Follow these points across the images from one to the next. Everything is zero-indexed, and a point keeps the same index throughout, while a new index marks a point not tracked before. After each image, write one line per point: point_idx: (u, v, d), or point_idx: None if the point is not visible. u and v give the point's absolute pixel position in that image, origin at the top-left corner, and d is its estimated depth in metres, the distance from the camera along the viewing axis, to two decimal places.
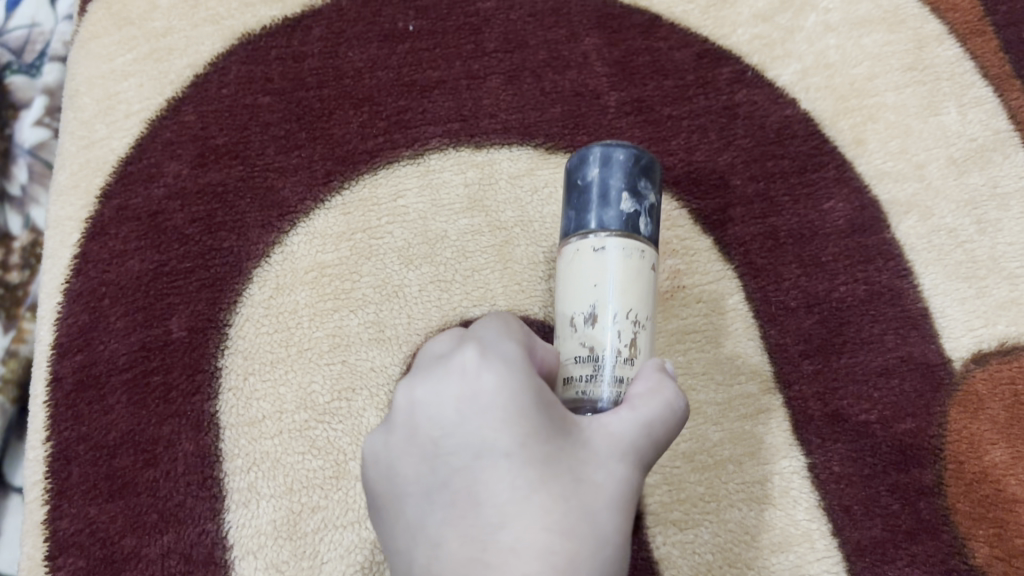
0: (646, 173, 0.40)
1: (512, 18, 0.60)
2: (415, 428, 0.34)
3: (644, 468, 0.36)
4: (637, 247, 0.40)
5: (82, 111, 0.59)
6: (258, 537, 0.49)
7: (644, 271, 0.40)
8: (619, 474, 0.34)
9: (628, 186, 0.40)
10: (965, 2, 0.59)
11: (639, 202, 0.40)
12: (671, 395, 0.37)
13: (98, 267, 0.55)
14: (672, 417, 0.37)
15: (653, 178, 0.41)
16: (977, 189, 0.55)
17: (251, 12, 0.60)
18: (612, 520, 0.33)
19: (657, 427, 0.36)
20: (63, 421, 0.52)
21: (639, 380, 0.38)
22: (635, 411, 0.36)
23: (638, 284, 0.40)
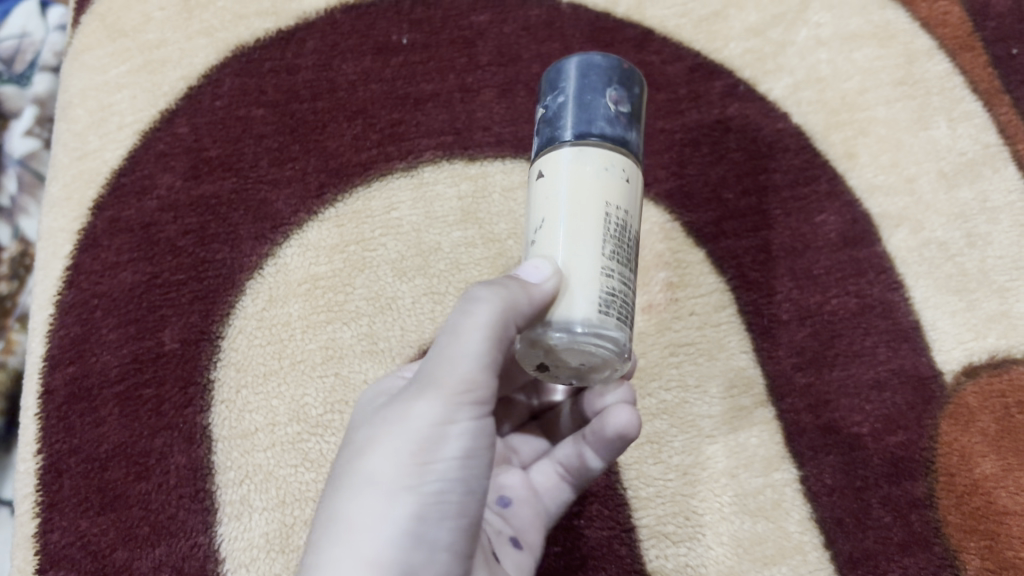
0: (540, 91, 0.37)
1: (505, 32, 0.60)
2: None
3: (429, 385, 0.33)
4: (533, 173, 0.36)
5: (75, 123, 0.59)
6: (250, 550, 0.49)
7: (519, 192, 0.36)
8: (383, 418, 0.34)
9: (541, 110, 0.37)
10: (954, 18, 0.59)
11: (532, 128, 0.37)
12: (469, 300, 0.35)
13: (90, 279, 0.55)
14: (466, 324, 0.34)
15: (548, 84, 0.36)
16: (966, 203, 0.55)
17: (244, 24, 0.61)
18: (370, 461, 0.33)
19: (436, 345, 0.35)
20: (54, 433, 0.52)
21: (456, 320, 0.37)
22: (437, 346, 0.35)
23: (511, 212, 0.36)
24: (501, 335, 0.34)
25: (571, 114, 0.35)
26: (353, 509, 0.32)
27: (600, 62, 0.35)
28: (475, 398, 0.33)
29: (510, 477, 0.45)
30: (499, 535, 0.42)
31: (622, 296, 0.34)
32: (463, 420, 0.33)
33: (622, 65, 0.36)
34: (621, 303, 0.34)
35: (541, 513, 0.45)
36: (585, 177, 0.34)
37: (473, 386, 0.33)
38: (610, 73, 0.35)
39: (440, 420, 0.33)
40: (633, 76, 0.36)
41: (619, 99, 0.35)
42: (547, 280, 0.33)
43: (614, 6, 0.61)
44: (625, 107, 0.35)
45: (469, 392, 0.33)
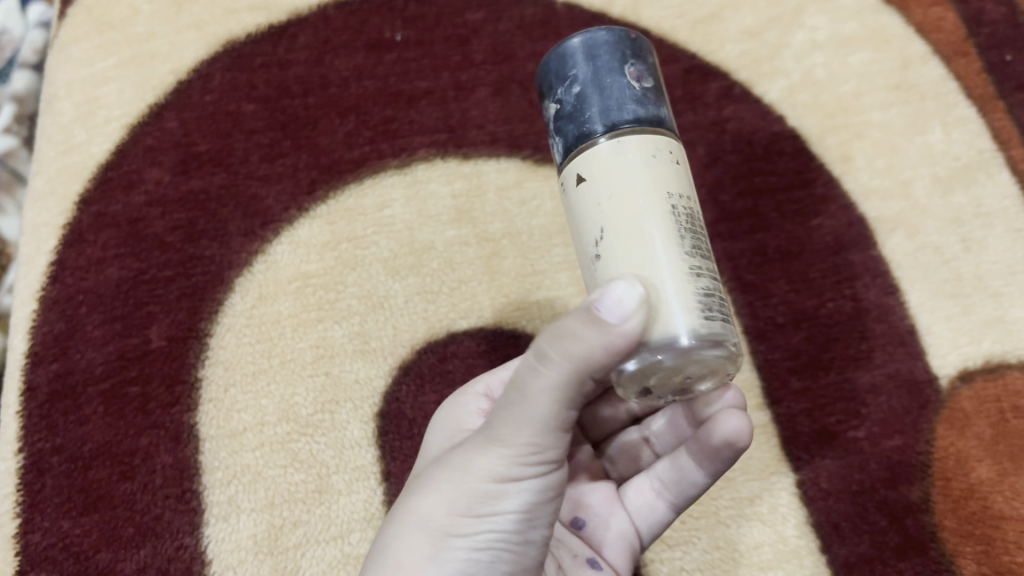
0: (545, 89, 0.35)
1: (500, 30, 0.60)
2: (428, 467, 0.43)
3: (496, 438, 0.33)
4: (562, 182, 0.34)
5: (60, 116, 0.58)
6: (237, 552, 0.48)
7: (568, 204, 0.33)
8: (456, 455, 0.34)
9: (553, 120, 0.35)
10: (949, 24, 0.59)
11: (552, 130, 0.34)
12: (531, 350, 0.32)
13: (75, 274, 0.54)
14: (537, 383, 0.31)
15: (550, 79, 0.34)
16: (962, 208, 0.55)
17: (235, 19, 0.60)
18: (432, 495, 0.34)
19: (511, 391, 0.33)
20: (36, 432, 0.51)
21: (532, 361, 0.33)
22: None
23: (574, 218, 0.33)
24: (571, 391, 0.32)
25: (576, 107, 0.33)
26: (406, 543, 0.34)
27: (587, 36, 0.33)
28: (546, 457, 0.33)
29: (592, 493, 0.42)
30: (574, 558, 0.40)
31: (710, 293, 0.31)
32: (530, 479, 0.33)
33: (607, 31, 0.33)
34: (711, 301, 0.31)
35: (629, 544, 0.41)
36: (620, 174, 0.31)
37: (538, 447, 0.32)
38: (596, 46, 0.33)
39: (505, 479, 0.33)
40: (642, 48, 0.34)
41: (640, 75, 0.33)
42: (629, 319, 0.29)
43: (609, 6, 0.60)
44: (648, 82, 0.33)
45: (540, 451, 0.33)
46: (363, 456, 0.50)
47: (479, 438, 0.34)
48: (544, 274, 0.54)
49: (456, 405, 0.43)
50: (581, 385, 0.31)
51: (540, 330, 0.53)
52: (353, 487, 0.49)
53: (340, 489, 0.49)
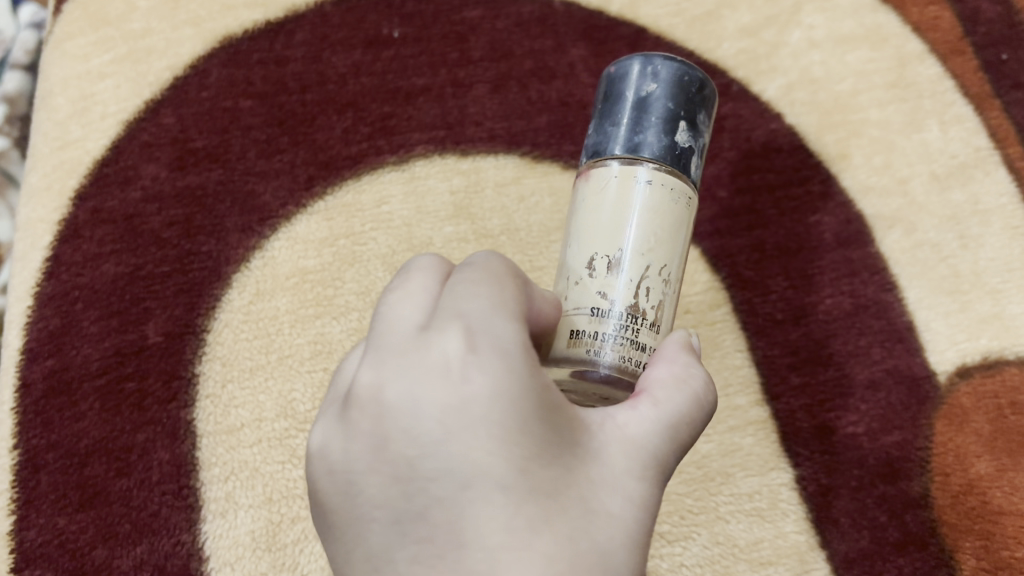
0: (700, 101, 0.35)
1: (498, 27, 0.59)
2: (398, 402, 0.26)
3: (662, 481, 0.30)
4: (685, 191, 0.34)
5: (56, 112, 0.58)
6: (235, 549, 0.48)
7: (679, 214, 0.34)
8: (643, 500, 0.28)
9: (687, 114, 0.34)
10: (945, 23, 0.60)
11: (695, 137, 0.34)
12: (698, 388, 0.32)
13: (71, 270, 0.54)
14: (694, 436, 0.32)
15: (710, 115, 0.35)
16: (959, 205, 0.55)
17: (232, 15, 0.60)
18: (629, 536, 0.27)
19: (681, 440, 0.30)
20: (31, 428, 0.50)
21: (667, 394, 0.31)
22: (656, 409, 0.30)
23: (675, 234, 0.34)
24: None
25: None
26: None
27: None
28: None
29: None
30: None
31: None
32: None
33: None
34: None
35: None
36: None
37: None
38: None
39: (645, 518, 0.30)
40: None
41: None
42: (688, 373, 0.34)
43: (607, 3, 0.60)
44: None
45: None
46: None
47: (656, 479, 0.29)
48: (544, 270, 0.54)
49: (522, 348, 0.28)
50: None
51: None
52: None
53: None
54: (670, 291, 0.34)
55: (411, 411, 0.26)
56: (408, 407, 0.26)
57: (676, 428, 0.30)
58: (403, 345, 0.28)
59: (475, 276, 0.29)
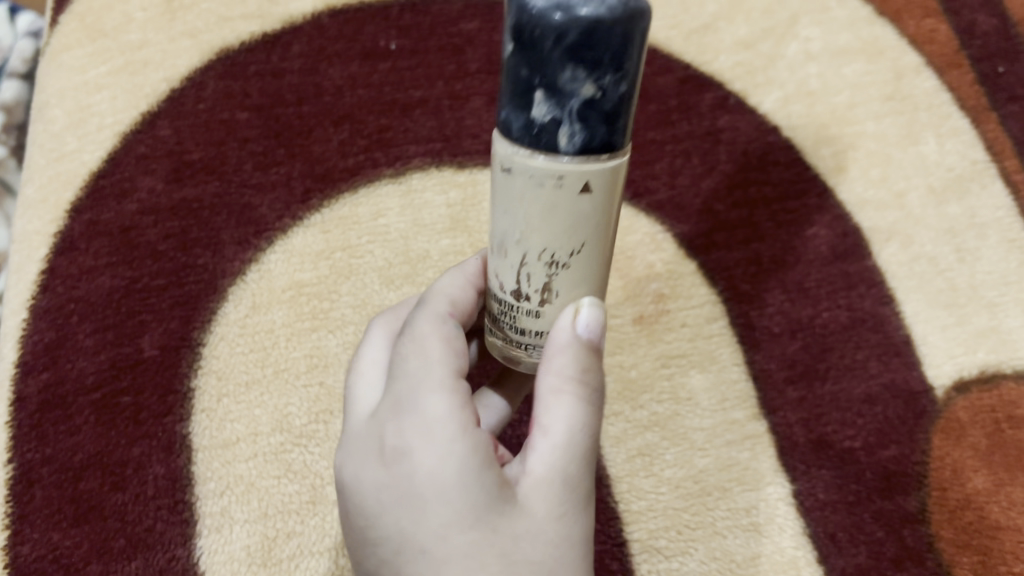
0: (567, 54, 0.27)
1: (495, 40, 0.60)
2: (355, 472, 0.33)
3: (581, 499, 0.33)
4: (553, 174, 0.29)
5: (52, 124, 0.58)
6: (230, 564, 0.48)
7: (554, 198, 0.30)
8: (559, 533, 0.32)
9: (545, 81, 0.28)
10: (942, 35, 0.60)
11: (562, 105, 0.28)
12: (582, 397, 0.33)
13: (66, 283, 0.54)
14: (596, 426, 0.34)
15: (598, 53, 0.27)
16: (955, 219, 0.55)
17: (229, 27, 0.59)
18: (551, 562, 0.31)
19: (582, 453, 0.33)
20: (25, 442, 0.50)
21: (554, 420, 0.33)
22: (547, 439, 0.32)
23: (551, 221, 0.31)
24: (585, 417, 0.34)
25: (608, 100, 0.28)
26: None
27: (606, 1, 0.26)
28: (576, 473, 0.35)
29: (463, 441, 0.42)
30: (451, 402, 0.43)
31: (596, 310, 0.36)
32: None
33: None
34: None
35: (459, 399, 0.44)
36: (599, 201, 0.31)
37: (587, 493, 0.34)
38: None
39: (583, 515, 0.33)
40: None
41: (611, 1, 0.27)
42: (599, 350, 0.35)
43: None
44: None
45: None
46: None
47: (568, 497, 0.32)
48: None
49: (437, 404, 0.32)
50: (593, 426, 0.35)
51: None
52: None
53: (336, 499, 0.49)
54: (561, 273, 0.32)
55: (362, 486, 0.33)
56: (359, 484, 0.33)
57: (573, 450, 0.32)
58: (360, 427, 0.34)
59: (406, 347, 0.35)
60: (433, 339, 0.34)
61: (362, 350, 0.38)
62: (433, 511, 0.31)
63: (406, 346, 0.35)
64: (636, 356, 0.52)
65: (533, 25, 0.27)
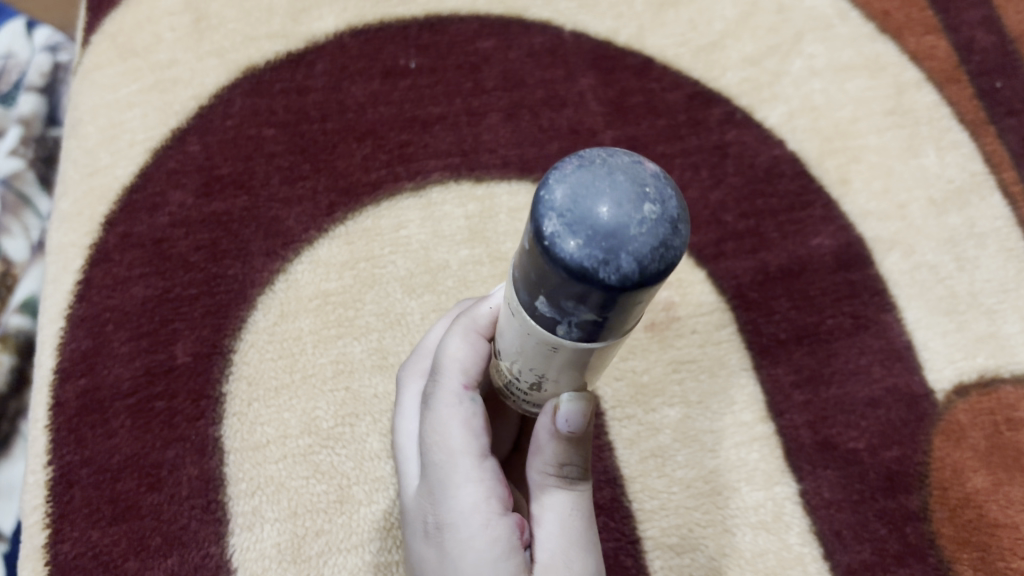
0: (577, 297, 0.25)
1: (510, 59, 0.62)
2: (413, 547, 0.38)
3: (589, 564, 0.36)
4: (550, 342, 0.28)
5: (85, 140, 0.60)
6: (261, 560, 0.49)
7: (531, 347, 0.29)
8: None
9: (549, 293, 0.26)
10: (941, 52, 0.62)
11: (556, 311, 0.26)
12: (559, 492, 0.37)
13: (102, 293, 0.56)
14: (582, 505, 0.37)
15: (605, 306, 0.24)
16: (955, 229, 0.57)
17: (254, 46, 0.62)
18: None
19: (576, 533, 0.37)
20: (65, 445, 0.52)
21: (545, 511, 0.37)
22: (542, 530, 0.37)
23: (544, 359, 0.30)
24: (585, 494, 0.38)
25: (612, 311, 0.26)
26: None
27: (636, 271, 0.23)
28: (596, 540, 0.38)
29: None
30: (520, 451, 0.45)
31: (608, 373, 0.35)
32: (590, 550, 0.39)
33: (641, 243, 0.23)
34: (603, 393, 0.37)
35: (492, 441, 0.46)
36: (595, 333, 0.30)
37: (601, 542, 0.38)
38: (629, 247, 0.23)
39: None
40: (628, 204, 0.23)
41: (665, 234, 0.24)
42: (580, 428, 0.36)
43: (614, 35, 0.63)
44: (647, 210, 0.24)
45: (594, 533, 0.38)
46: (382, 468, 0.52)
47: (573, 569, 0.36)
48: None
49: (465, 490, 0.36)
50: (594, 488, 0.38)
51: None
52: (373, 497, 0.51)
53: (361, 499, 0.51)
54: (552, 383, 0.32)
55: (420, 561, 0.37)
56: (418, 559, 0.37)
57: (566, 532, 0.36)
58: (410, 503, 0.38)
59: (429, 431, 0.37)
60: (454, 424, 0.37)
61: (398, 420, 0.42)
62: None
63: (429, 428, 0.37)
64: (647, 361, 0.54)
65: (546, 253, 0.24)
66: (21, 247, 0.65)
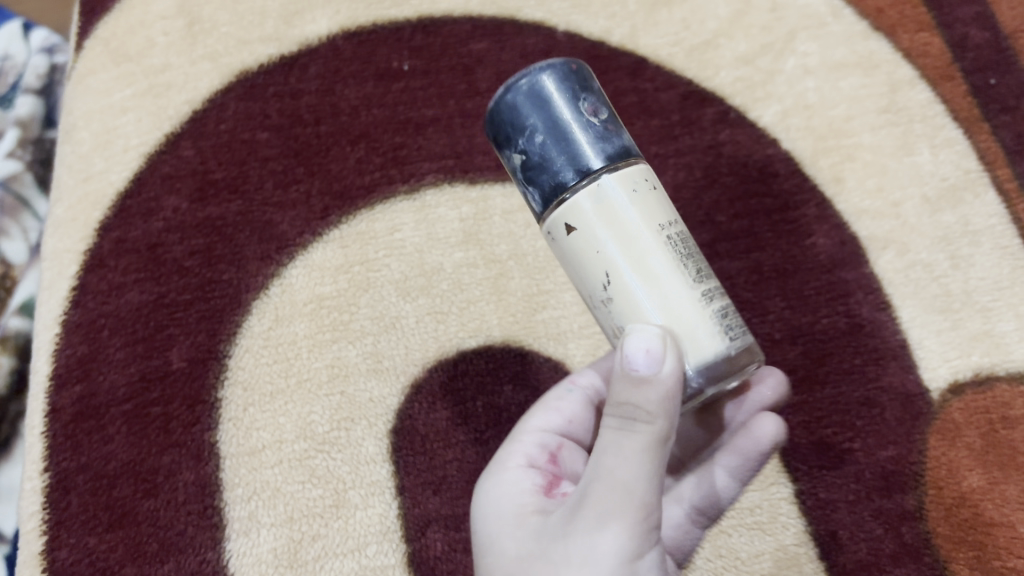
0: (506, 138, 0.35)
1: (504, 59, 0.62)
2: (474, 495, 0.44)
3: (617, 517, 0.34)
4: (546, 228, 0.36)
5: (80, 145, 0.60)
6: (258, 565, 0.50)
7: (570, 264, 0.36)
8: (603, 538, 0.34)
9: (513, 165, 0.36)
10: (935, 49, 0.62)
11: (524, 179, 0.36)
12: (620, 424, 0.34)
13: (97, 298, 0.56)
14: (642, 440, 0.33)
15: (511, 131, 0.35)
16: (950, 227, 0.57)
17: (247, 50, 0.62)
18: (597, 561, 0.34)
19: (624, 468, 0.33)
20: (61, 451, 0.53)
21: (606, 443, 0.34)
22: (597, 461, 0.35)
23: (577, 264, 0.35)
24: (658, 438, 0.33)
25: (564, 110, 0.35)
26: None
27: (540, 92, 0.34)
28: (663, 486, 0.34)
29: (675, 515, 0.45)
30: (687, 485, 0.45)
31: (713, 299, 0.35)
32: (644, 537, 0.34)
33: (543, 77, 0.35)
34: (721, 323, 0.34)
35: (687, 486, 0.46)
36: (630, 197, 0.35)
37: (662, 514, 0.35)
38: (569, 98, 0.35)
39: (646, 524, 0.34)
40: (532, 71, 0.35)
41: (594, 108, 0.35)
42: (671, 360, 0.32)
43: (608, 35, 0.63)
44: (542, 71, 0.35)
45: (651, 511, 0.34)
46: (378, 472, 0.52)
47: (613, 502, 0.34)
48: (550, 293, 0.56)
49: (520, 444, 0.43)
50: (669, 435, 0.34)
51: (546, 347, 0.55)
52: (370, 502, 0.51)
53: (357, 503, 0.51)
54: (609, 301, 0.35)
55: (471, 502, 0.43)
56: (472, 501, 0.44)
57: (613, 468, 0.34)
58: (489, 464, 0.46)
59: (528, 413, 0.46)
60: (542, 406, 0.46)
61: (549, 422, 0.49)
62: (489, 524, 0.40)
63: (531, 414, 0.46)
64: None
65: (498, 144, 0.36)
66: (20, 249, 0.65)
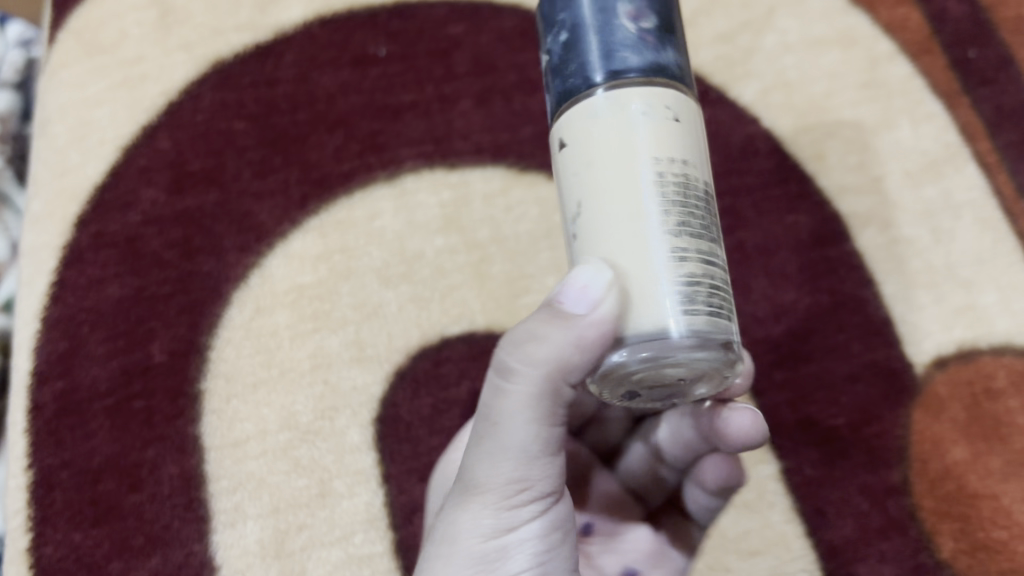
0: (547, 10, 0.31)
1: (481, 42, 0.61)
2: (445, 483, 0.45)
3: (483, 496, 0.33)
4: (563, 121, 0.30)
5: (54, 139, 0.59)
6: (245, 557, 0.50)
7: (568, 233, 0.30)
8: (490, 491, 0.33)
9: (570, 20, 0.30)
10: (914, 23, 0.61)
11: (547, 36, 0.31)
12: (500, 377, 0.32)
13: (76, 294, 0.56)
14: (532, 399, 0.31)
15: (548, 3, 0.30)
16: (932, 201, 0.57)
17: (222, 40, 0.61)
18: (490, 522, 0.34)
19: (508, 424, 0.32)
20: (44, 448, 0.52)
21: (489, 403, 0.32)
22: (484, 419, 0.33)
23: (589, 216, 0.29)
24: (552, 407, 0.32)
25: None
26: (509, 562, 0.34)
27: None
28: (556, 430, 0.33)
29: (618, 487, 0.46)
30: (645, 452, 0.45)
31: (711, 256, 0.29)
32: (518, 521, 0.34)
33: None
34: (694, 293, 0.28)
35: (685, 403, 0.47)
36: (692, 136, 0.29)
37: (556, 487, 0.34)
38: (543, 15, 0.31)
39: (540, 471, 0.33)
40: None
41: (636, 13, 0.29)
42: (613, 309, 0.28)
43: None
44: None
45: (528, 491, 0.33)
46: (364, 460, 0.52)
47: (498, 461, 0.33)
48: (532, 278, 0.56)
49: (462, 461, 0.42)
50: (558, 398, 0.31)
51: None
52: (355, 490, 0.51)
53: (342, 492, 0.51)
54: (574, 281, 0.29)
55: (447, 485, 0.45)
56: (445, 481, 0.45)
57: (499, 431, 0.32)
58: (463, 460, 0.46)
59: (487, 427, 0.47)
60: None
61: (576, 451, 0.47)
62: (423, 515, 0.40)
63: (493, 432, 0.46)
64: None
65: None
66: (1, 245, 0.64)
